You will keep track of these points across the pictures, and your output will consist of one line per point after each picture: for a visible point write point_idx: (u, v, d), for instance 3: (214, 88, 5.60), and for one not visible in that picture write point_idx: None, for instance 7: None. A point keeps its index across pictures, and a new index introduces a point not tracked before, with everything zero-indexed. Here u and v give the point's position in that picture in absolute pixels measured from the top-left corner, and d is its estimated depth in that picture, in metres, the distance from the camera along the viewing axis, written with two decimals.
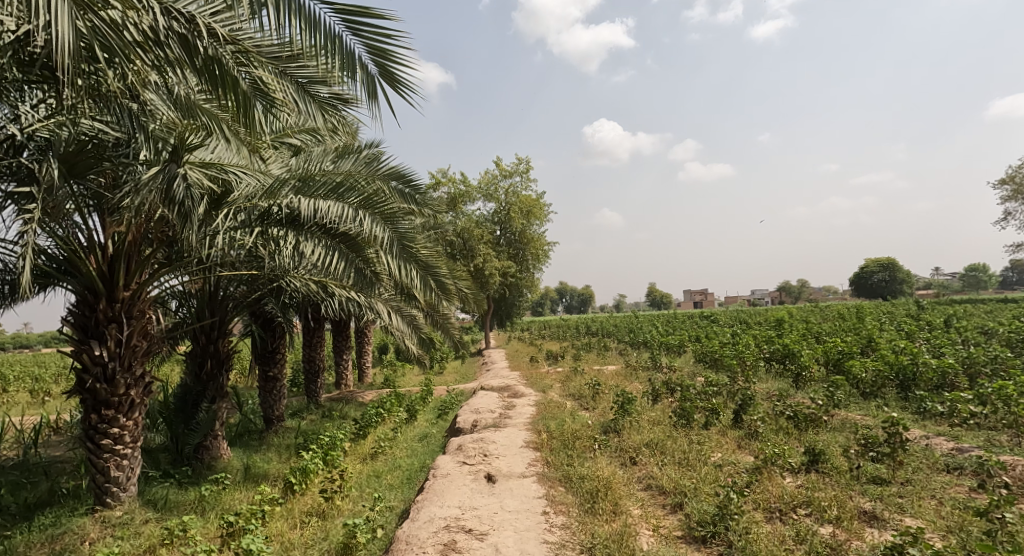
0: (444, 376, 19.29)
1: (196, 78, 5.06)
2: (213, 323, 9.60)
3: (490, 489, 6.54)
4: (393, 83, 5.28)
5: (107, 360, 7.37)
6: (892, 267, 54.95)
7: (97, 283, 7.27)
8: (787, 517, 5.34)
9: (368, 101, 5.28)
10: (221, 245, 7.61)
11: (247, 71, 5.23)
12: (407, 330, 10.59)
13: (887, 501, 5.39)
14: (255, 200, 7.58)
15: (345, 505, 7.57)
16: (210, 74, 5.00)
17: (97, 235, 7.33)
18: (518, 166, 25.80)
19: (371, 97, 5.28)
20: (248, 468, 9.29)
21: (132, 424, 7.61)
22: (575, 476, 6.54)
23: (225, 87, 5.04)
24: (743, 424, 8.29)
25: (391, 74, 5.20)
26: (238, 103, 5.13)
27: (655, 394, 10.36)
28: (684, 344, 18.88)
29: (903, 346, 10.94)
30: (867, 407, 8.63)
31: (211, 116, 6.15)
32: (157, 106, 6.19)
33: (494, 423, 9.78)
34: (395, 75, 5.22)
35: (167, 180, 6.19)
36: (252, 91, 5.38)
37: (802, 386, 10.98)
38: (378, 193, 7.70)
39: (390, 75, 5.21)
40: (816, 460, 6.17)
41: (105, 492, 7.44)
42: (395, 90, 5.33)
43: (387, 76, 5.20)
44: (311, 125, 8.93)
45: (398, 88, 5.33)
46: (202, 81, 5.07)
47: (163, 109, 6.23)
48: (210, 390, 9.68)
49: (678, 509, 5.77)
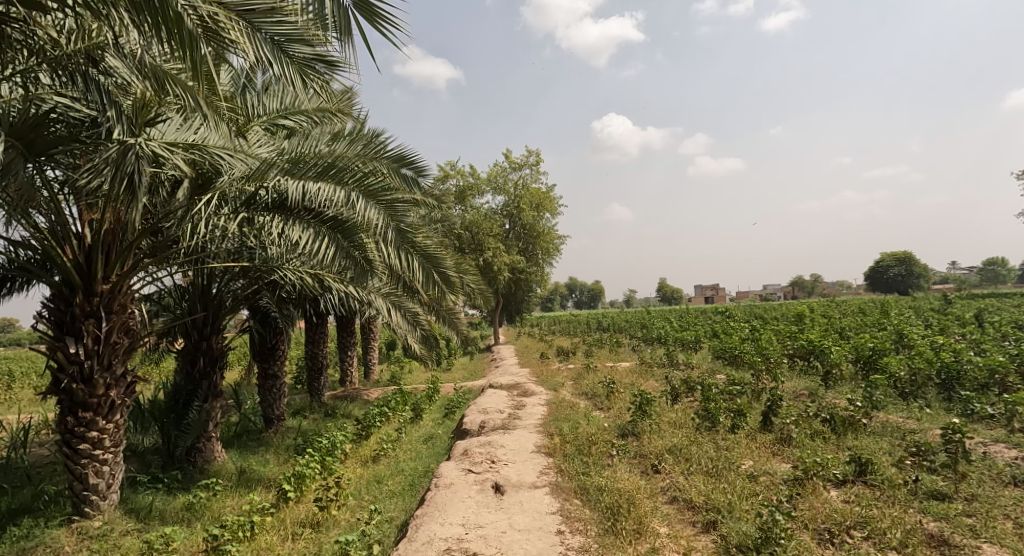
0: (452, 373, 18.72)
1: (148, 27, 4.54)
2: (205, 318, 9.04)
3: (497, 503, 5.93)
4: (370, 17, 4.69)
5: (84, 359, 6.78)
6: (909, 261, 53.83)
7: (72, 275, 6.71)
8: (840, 541, 4.70)
9: (343, 40, 4.70)
10: (203, 232, 7.02)
11: (193, 6, 4.52)
12: (410, 326, 9.97)
13: (955, 522, 4.74)
14: (242, 184, 7.00)
15: (341, 516, 7.03)
16: (150, 7, 4.40)
17: (73, 225, 6.82)
18: (529, 158, 25.21)
19: (346, 34, 4.70)
20: (243, 473, 8.78)
21: (112, 427, 7.03)
22: (591, 488, 5.92)
23: (168, 23, 4.44)
24: (773, 427, 7.63)
25: (368, 6, 4.61)
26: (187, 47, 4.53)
27: (675, 393, 9.70)
28: (701, 340, 18.21)
29: (941, 343, 10.21)
30: (908, 409, 7.98)
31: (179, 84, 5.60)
32: (122, 75, 5.69)
33: (503, 424, 9.16)
34: (373, 7, 4.64)
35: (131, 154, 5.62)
36: (211, 40, 4.77)
37: (831, 385, 10.30)
38: (373, 173, 7.13)
39: (366, 7, 4.63)
40: (863, 471, 5.55)
41: (83, 500, 6.87)
42: (373, 27, 4.75)
43: (363, 8, 4.62)
44: (305, 106, 8.41)
45: (377, 23, 4.75)
46: (147, 23, 4.49)
47: (128, 78, 5.69)
48: (202, 389, 9.08)
49: (711, 528, 5.13)
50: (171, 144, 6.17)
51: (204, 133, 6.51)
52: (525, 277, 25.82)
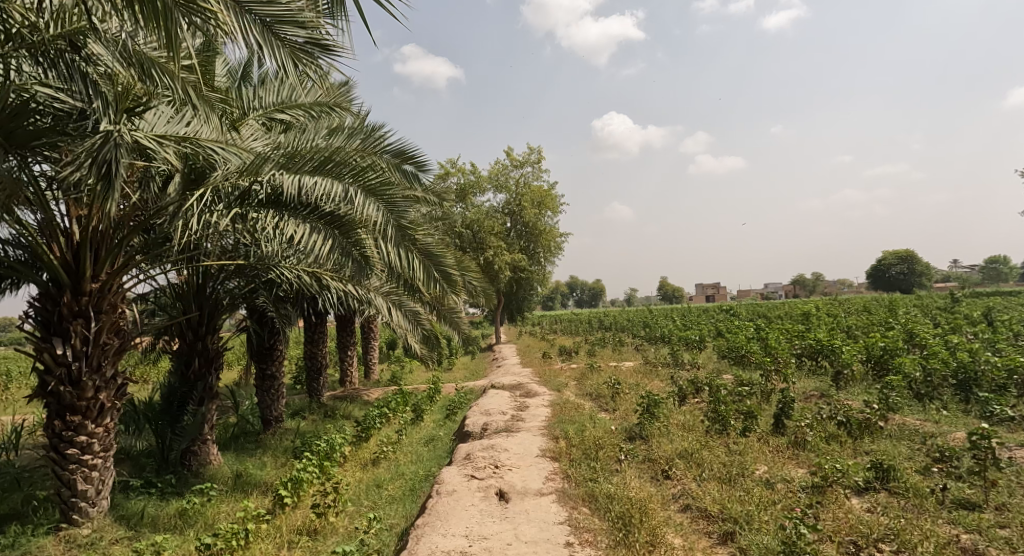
0: (453, 373, 18.46)
1: (128, 9, 4.38)
2: (199, 318, 8.78)
3: (501, 512, 5.68)
4: None
5: (72, 361, 6.53)
6: (912, 259, 53.56)
7: (59, 273, 6.45)
8: (868, 555, 4.46)
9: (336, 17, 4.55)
10: (194, 228, 6.75)
11: None
12: (411, 326, 9.73)
13: (989, 534, 4.51)
14: (235, 178, 6.73)
15: (340, 524, 6.84)
16: None
17: (61, 220, 6.58)
18: (530, 155, 24.95)
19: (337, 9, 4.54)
20: (239, 477, 8.55)
21: (101, 431, 6.78)
22: (600, 497, 5.68)
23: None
24: (785, 430, 7.38)
25: None
26: (164, 22, 4.35)
27: (683, 394, 9.44)
28: (706, 339, 17.97)
29: (955, 343, 9.97)
30: (925, 411, 7.74)
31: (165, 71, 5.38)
32: (106, 63, 5.33)
33: (506, 427, 8.91)
34: None
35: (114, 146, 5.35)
36: (194, 19, 4.59)
37: (843, 386, 10.06)
38: (372, 168, 6.89)
39: None
40: (884, 478, 5.33)
41: (71, 507, 6.62)
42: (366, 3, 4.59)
43: None
44: (303, 100, 8.19)
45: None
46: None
47: (112, 66, 5.47)
48: (197, 391, 8.84)
49: (728, 540, 4.89)
50: (160, 136, 5.96)
51: (196, 125, 6.30)
52: (527, 276, 25.57)
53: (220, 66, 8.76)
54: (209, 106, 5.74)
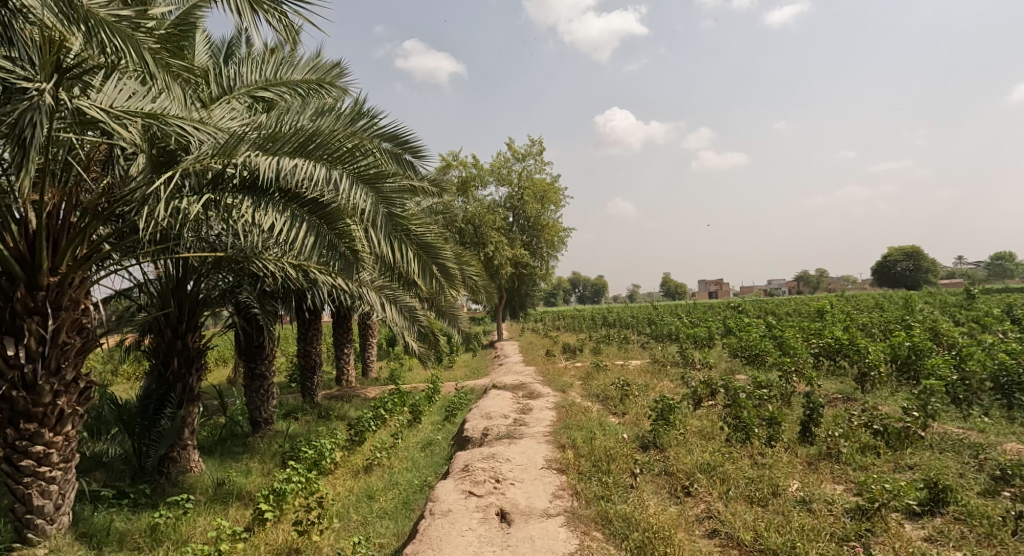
0: (454, 372, 17.76)
1: None
2: (178, 315, 8.11)
3: (503, 539, 5.04)
4: None
5: (24, 364, 5.86)
6: (918, 254, 52.80)
7: (12, 266, 5.73)
8: None
9: None
10: (161, 216, 6.08)
11: None
12: (406, 323, 9.13)
13: None
14: (205, 161, 6.07)
15: (325, 542, 6.19)
16: None
17: (15, 206, 5.88)
18: (532, 148, 24.21)
19: None
20: (221, 486, 7.93)
21: (61, 440, 6.13)
22: (616, 521, 5.02)
23: None
24: (813, 439, 6.76)
25: None
26: None
27: (698, 397, 8.76)
28: (714, 337, 17.33)
29: (988, 343, 9.29)
30: (967, 420, 7.10)
31: (108, 31, 4.73)
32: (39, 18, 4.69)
33: (509, 432, 8.24)
34: None
35: (37, 110, 4.75)
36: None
37: (869, 388, 9.39)
38: (359, 152, 6.23)
39: None
40: (941, 501, 4.74)
41: (26, 525, 5.99)
42: None
43: None
44: (286, 77, 7.62)
45: None
46: None
47: (47, 21, 4.83)
48: (177, 392, 8.19)
49: None
50: (113, 108, 5.35)
51: (164, 102, 5.79)
52: (529, 272, 24.92)
53: (200, 43, 8.13)
54: (163, 72, 5.11)
